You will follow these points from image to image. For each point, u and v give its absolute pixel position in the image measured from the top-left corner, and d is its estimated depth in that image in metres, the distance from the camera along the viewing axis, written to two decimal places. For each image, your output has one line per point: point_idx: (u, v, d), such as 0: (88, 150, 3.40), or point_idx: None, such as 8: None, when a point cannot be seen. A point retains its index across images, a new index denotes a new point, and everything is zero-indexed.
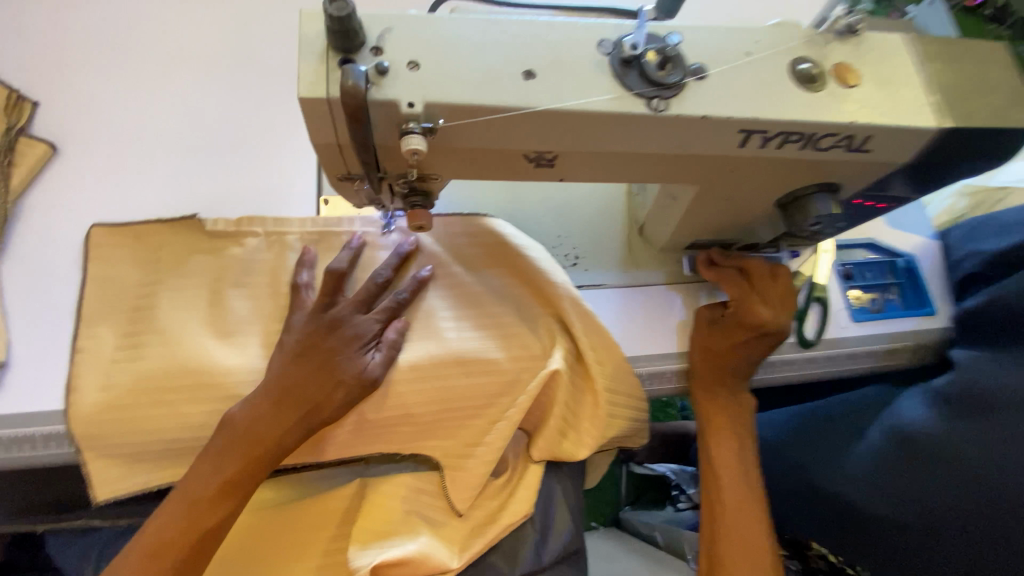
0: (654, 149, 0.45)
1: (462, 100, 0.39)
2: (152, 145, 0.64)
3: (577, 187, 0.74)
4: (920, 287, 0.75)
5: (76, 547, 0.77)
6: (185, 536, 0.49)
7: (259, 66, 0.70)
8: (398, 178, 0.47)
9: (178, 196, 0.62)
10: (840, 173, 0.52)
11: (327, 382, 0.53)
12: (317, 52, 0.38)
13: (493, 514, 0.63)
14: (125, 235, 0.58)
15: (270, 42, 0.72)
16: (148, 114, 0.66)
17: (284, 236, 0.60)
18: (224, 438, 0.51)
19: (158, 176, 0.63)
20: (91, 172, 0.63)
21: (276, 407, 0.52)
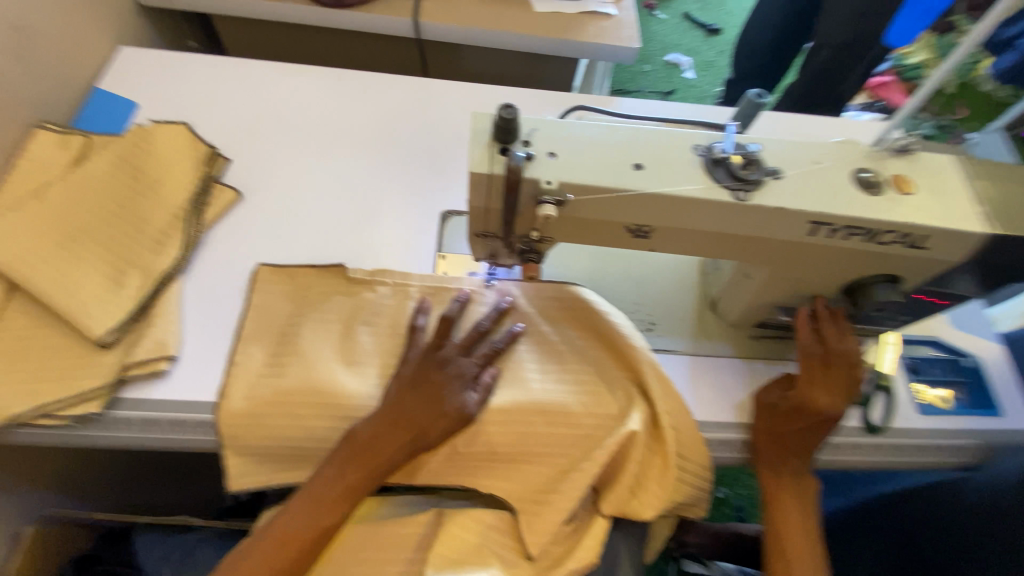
0: (735, 232, 0.55)
1: (587, 181, 0.51)
2: (311, 199, 0.81)
3: (657, 260, 0.83)
4: (988, 391, 0.76)
5: (160, 548, 0.82)
6: (313, 531, 0.60)
7: (397, 149, 0.88)
8: (522, 239, 0.59)
9: (327, 244, 0.77)
10: (901, 267, 0.59)
11: (433, 413, 0.63)
12: (484, 143, 0.52)
13: (560, 559, 0.66)
14: (283, 275, 0.72)
15: (409, 132, 0.90)
16: (311, 177, 0.84)
17: (407, 288, 0.71)
18: (347, 451, 0.61)
19: (313, 225, 0.79)
20: (262, 217, 0.79)
21: (391, 426, 0.61)
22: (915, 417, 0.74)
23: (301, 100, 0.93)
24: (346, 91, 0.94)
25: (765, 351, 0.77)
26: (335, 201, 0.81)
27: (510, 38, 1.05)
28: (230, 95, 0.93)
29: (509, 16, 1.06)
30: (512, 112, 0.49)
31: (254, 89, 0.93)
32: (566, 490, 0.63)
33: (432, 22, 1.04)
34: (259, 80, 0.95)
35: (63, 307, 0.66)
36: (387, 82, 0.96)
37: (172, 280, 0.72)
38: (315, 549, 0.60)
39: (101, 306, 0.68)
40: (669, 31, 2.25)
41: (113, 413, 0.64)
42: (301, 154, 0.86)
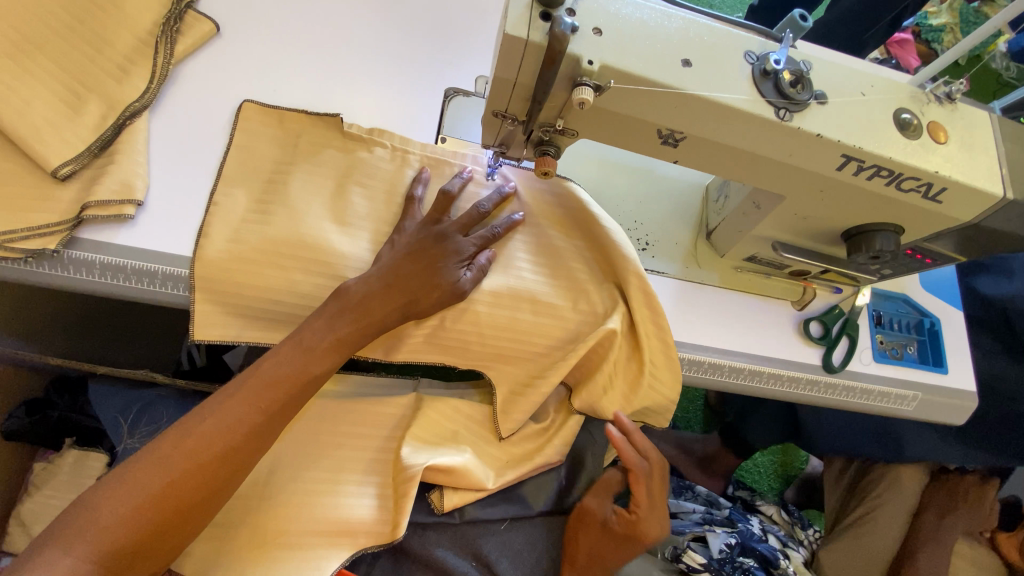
0: (769, 154, 0.52)
1: (630, 69, 0.46)
2: (302, 48, 0.72)
3: (662, 180, 0.81)
4: (936, 348, 0.82)
5: (116, 400, 0.80)
6: (298, 378, 0.57)
7: (403, 7, 0.77)
8: (541, 126, 0.54)
9: (320, 102, 0.70)
10: (910, 218, 0.59)
11: (428, 281, 0.61)
12: (524, 3, 0.45)
13: (529, 451, 0.69)
14: (271, 117, 0.67)
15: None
16: (304, 22, 0.74)
17: (406, 155, 0.68)
18: (339, 304, 0.59)
19: (303, 79, 0.70)
20: (244, 60, 0.70)
21: (386, 288, 0.60)
22: (866, 361, 0.79)
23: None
24: None
25: (749, 286, 0.78)
26: (328, 54, 0.72)
27: None
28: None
29: None
30: None
31: None
32: (546, 386, 0.65)
33: None
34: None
35: (10, 125, 0.58)
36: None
37: (138, 114, 0.64)
38: (303, 400, 0.58)
39: (55, 131, 0.60)
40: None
41: (71, 253, 0.59)
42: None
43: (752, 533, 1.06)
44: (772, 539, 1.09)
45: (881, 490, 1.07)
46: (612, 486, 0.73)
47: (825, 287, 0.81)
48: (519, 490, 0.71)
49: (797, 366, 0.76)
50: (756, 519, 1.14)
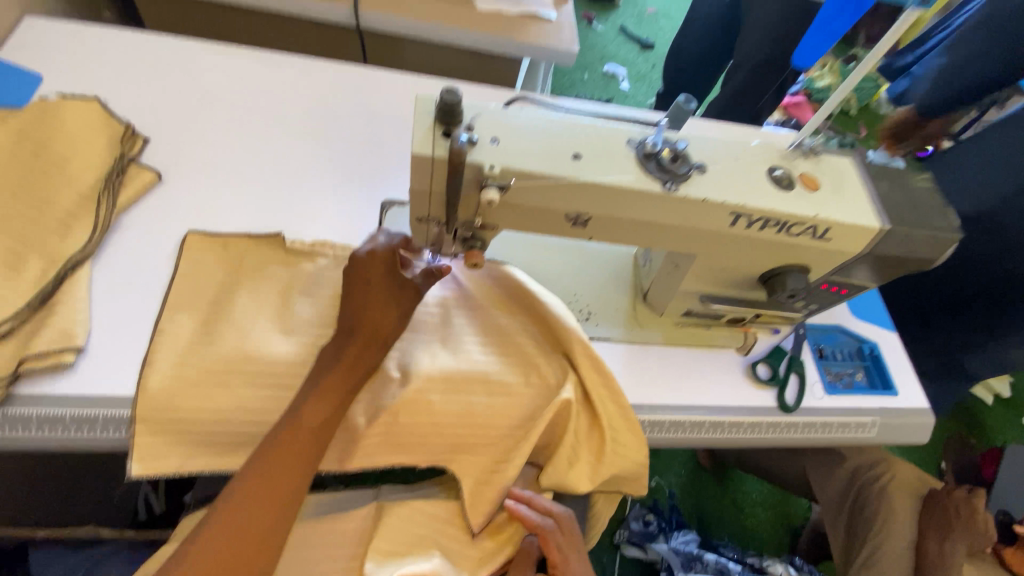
0: (668, 220, 0.58)
1: (528, 168, 0.52)
2: (241, 183, 0.78)
3: (593, 252, 0.86)
4: (880, 371, 0.86)
5: (64, 562, 0.74)
6: (292, 430, 0.58)
7: (334, 136, 0.86)
8: (464, 224, 0.59)
9: (262, 226, 0.74)
10: (808, 256, 0.65)
11: (385, 300, 0.63)
12: (425, 126, 0.51)
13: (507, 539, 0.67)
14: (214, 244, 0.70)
15: (346, 118, 0.88)
16: (241, 160, 0.80)
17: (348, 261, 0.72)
18: (315, 373, 0.61)
19: (244, 209, 0.75)
20: (185, 200, 0.75)
21: (353, 336, 0.62)
22: (820, 393, 0.81)
23: (230, 80, 0.89)
24: (280, 73, 0.91)
25: (693, 339, 0.82)
26: (266, 185, 0.79)
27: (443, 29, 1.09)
28: (150, 68, 0.87)
29: (450, 10, 1.07)
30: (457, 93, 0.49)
31: (176, 68, 0.88)
32: (511, 468, 0.65)
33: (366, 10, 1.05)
34: (181, 56, 0.89)
35: None
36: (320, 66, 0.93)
37: (81, 263, 0.66)
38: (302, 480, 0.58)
39: None
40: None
41: (4, 411, 0.57)
42: (231, 135, 0.82)
43: None
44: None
45: (881, 525, 1.08)
46: (530, 551, 0.68)
47: (765, 329, 0.86)
48: None
49: (753, 410, 0.77)
50: None
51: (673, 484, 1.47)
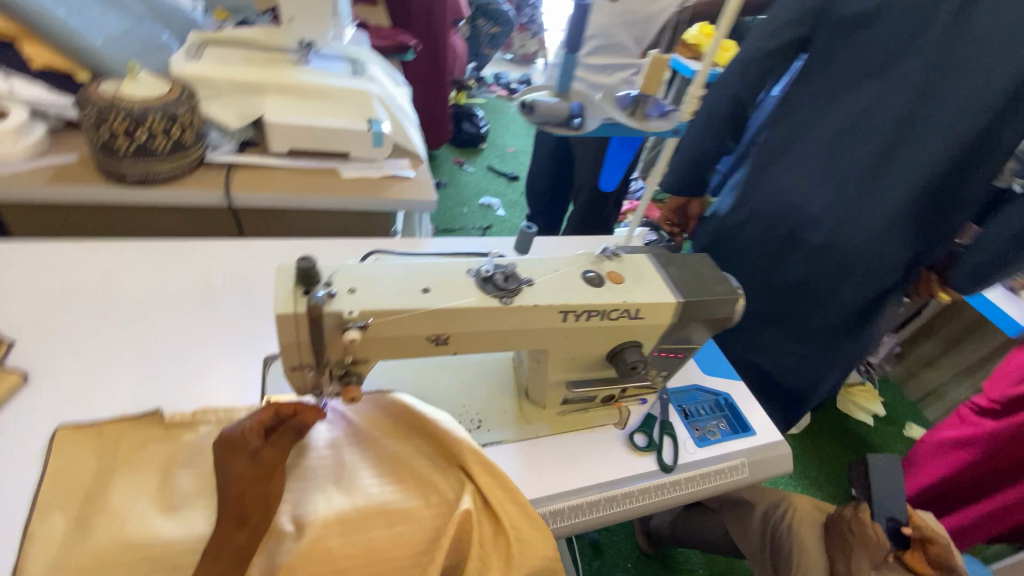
0: (512, 327, 0.70)
1: (383, 306, 0.62)
2: (120, 369, 0.81)
3: (476, 364, 0.95)
4: (737, 418, 0.99)
5: None
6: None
7: (218, 309, 0.93)
8: (337, 365, 0.66)
9: (144, 404, 0.77)
10: (635, 333, 0.80)
11: (265, 447, 0.67)
12: (288, 289, 0.60)
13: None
14: (86, 433, 0.69)
15: (228, 290, 0.96)
16: (120, 347, 0.84)
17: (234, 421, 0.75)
18: (217, 531, 0.63)
19: (125, 393, 0.78)
20: (57, 396, 0.76)
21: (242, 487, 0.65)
22: (693, 447, 0.92)
23: (107, 274, 0.94)
24: (157, 262, 0.98)
25: (575, 424, 0.91)
26: (148, 367, 0.82)
27: (316, 199, 1.22)
28: (21, 276, 0.91)
29: (322, 182, 1.24)
30: (311, 260, 0.59)
31: (49, 272, 0.92)
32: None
33: (239, 192, 1.17)
34: (55, 260, 0.94)
35: None
36: (201, 249, 1.03)
37: None
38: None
39: None
40: (463, 195, 2.90)
41: None
42: (108, 325, 0.86)
43: None
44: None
45: (799, 561, 1.16)
46: None
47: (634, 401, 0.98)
48: None
49: (639, 476, 0.86)
50: None
51: None
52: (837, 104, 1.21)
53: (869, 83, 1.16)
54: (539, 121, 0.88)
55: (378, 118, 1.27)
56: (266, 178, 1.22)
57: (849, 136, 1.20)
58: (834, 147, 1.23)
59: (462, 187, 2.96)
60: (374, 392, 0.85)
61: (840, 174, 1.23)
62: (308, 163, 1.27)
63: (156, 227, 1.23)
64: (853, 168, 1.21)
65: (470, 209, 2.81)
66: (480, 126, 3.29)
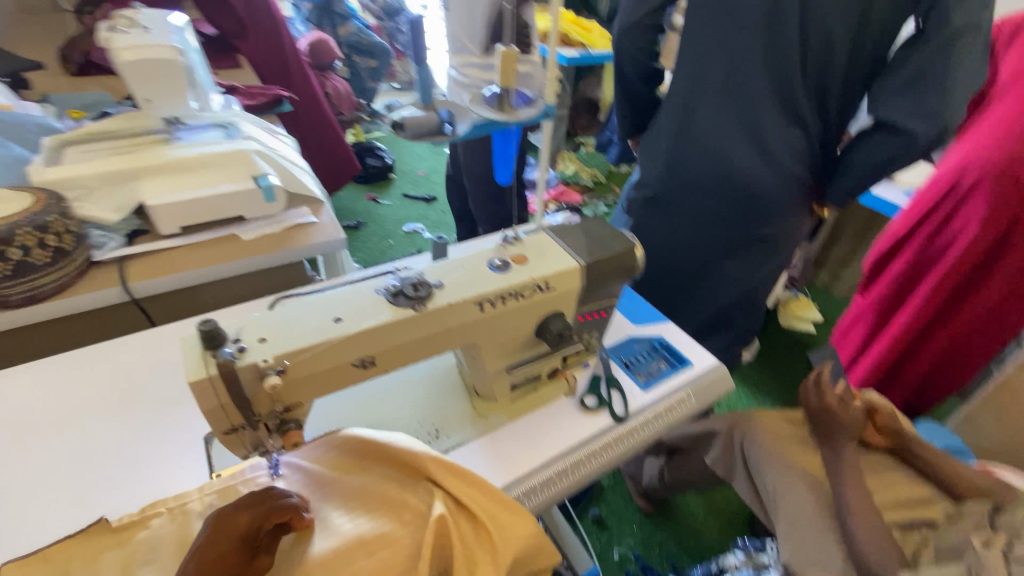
0: (433, 330, 0.73)
1: (296, 345, 0.63)
2: (52, 492, 0.77)
3: (419, 378, 0.97)
4: (674, 354, 1.06)
5: None
6: None
7: (144, 402, 0.90)
8: (270, 417, 0.66)
9: (85, 519, 0.73)
10: (554, 304, 0.85)
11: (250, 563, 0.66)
12: (197, 355, 0.61)
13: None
14: (30, 563, 0.65)
15: (150, 381, 0.93)
16: (43, 471, 0.79)
17: (186, 506, 0.73)
18: None
19: (62, 515, 0.74)
20: None
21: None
22: (640, 392, 0.98)
23: (13, 401, 0.89)
24: (67, 374, 0.93)
25: (528, 405, 0.95)
26: (80, 481, 0.78)
27: (224, 267, 1.19)
28: None
29: (224, 250, 1.22)
30: (212, 323, 0.60)
31: None
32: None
33: (138, 283, 1.13)
34: None
35: None
36: (112, 350, 0.99)
37: None
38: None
39: None
40: (385, 227, 2.89)
41: None
42: (26, 452, 0.81)
43: None
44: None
45: (768, 467, 1.23)
46: None
47: (579, 368, 1.02)
48: None
49: (596, 433, 0.91)
50: None
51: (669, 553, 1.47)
52: (711, 61, 1.32)
53: (734, 42, 1.27)
54: (412, 134, 0.89)
55: (264, 172, 1.26)
56: (165, 262, 1.18)
57: (722, 89, 1.33)
58: (712, 110, 1.37)
59: (382, 220, 2.94)
60: (324, 435, 0.85)
61: (723, 123, 1.36)
62: (205, 236, 1.24)
63: (60, 341, 1.16)
64: (732, 114, 1.35)
65: (395, 239, 2.81)
66: (384, 157, 3.30)
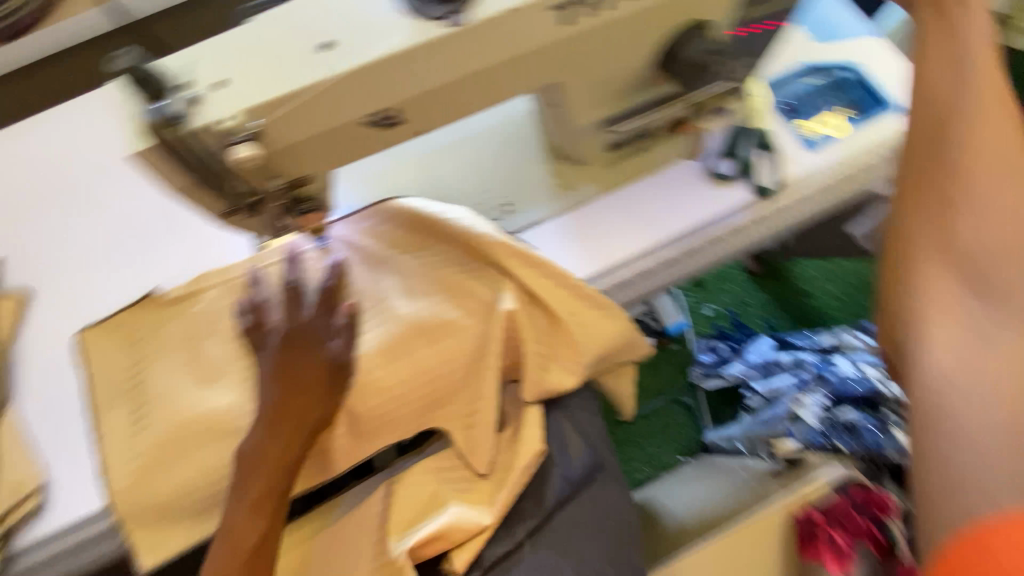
0: (483, 65, 0.45)
1: (271, 96, 0.42)
2: (95, 272, 0.70)
3: (481, 128, 0.72)
4: (865, 94, 0.71)
5: None
6: (274, 476, 0.55)
7: (129, 184, 0.74)
8: (278, 195, 0.49)
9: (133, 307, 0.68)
10: (693, 7, 0.50)
11: (313, 398, 0.56)
12: (135, 113, 0.42)
13: (512, 463, 0.61)
14: (109, 330, 0.61)
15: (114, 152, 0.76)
16: (72, 250, 0.71)
17: (235, 277, 0.63)
18: (257, 450, 0.55)
19: (109, 294, 0.69)
20: (55, 315, 0.69)
21: (272, 429, 0.55)
22: (800, 157, 0.68)
23: (20, 155, 0.77)
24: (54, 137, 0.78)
25: (630, 174, 0.69)
26: (105, 268, 0.70)
27: None
28: None
29: None
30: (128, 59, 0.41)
31: None
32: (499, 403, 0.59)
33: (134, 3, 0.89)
34: None
35: None
36: (63, 117, 0.79)
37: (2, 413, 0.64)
38: (285, 480, 0.56)
39: None
40: None
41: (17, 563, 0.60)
42: (51, 223, 0.73)
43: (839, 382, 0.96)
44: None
45: None
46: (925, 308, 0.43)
47: None
48: (527, 501, 0.62)
49: (726, 214, 0.67)
50: (843, 359, 1.05)
51: (729, 305, 1.41)
52: None
53: None
54: None
55: None
56: None
57: None
58: None
59: None
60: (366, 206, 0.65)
61: None
62: None
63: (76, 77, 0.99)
64: None
65: None
66: None
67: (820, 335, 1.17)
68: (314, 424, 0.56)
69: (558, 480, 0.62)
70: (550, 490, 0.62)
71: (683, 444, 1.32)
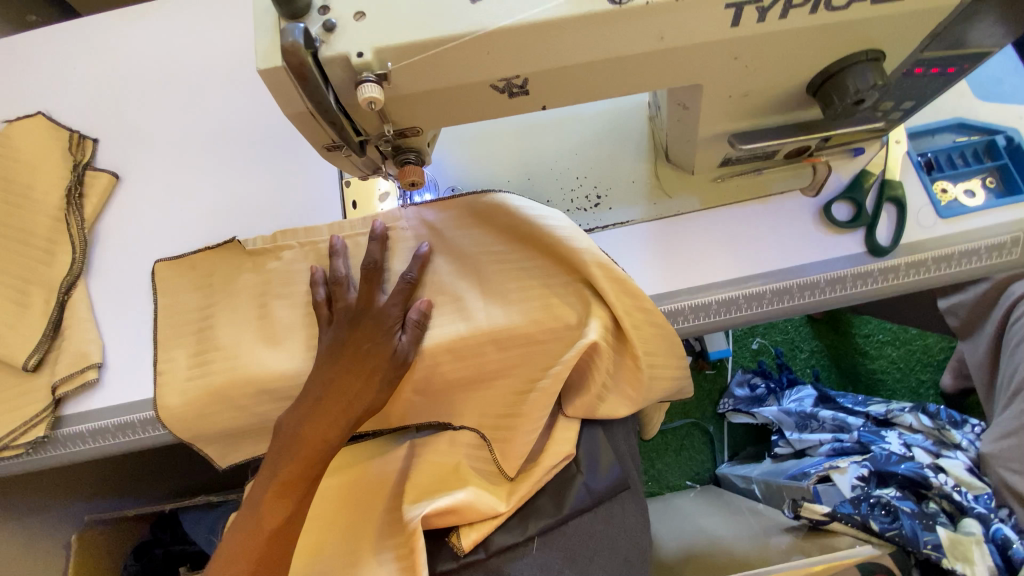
0: (628, 53, 0.42)
1: (407, 39, 0.39)
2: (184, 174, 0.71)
3: (593, 112, 0.68)
4: (1018, 168, 0.64)
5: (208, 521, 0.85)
6: (312, 454, 0.58)
7: (237, 93, 0.74)
8: (380, 140, 0.48)
9: (219, 222, 0.69)
10: (877, 33, 0.44)
11: (364, 385, 0.58)
12: (269, 26, 0.40)
13: (538, 456, 0.61)
14: (183, 267, 0.65)
15: (230, 56, 0.76)
16: (168, 145, 0.72)
17: (316, 245, 0.63)
18: (302, 422, 0.58)
19: (195, 199, 0.70)
20: (140, 205, 0.70)
21: (320, 407, 0.58)
22: (922, 221, 0.62)
23: (141, 38, 0.77)
24: (177, 27, 0.78)
25: (738, 194, 0.65)
26: (197, 173, 0.71)
27: None
28: (64, 51, 0.78)
29: None
30: None
31: (97, 46, 0.78)
32: (543, 395, 0.56)
33: None
34: (93, 26, 0.79)
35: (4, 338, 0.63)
36: (188, 6, 0.78)
37: (76, 284, 0.67)
38: (322, 459, 0.59)
39: (15, 331, 0.64)
40: None
41: (61, 430, 0.63)
42: (154, 113, 0.74)
43: (887, 456, 0.90)
44: (962, 504, 0.82)
45: None
46: None
47: (843, 155, 0.64)
48: (544, 499, 0.61)
49: (827, 264, 0.62)
50: (894, 434, 0.98)
51: (779, 344, 1.33)
52: None
53: None
54: None
55: None
56: None
57: None
58: None
59: None
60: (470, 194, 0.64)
61: None
62: None
63: None
64: None
65: None
66: None
67: (873, 404, 1.09)
68: (361, 413, 0.59)
69: (581, 489, 0.60)
70: (570, 499, 0.60)
71: (695, 470, 1.28)
